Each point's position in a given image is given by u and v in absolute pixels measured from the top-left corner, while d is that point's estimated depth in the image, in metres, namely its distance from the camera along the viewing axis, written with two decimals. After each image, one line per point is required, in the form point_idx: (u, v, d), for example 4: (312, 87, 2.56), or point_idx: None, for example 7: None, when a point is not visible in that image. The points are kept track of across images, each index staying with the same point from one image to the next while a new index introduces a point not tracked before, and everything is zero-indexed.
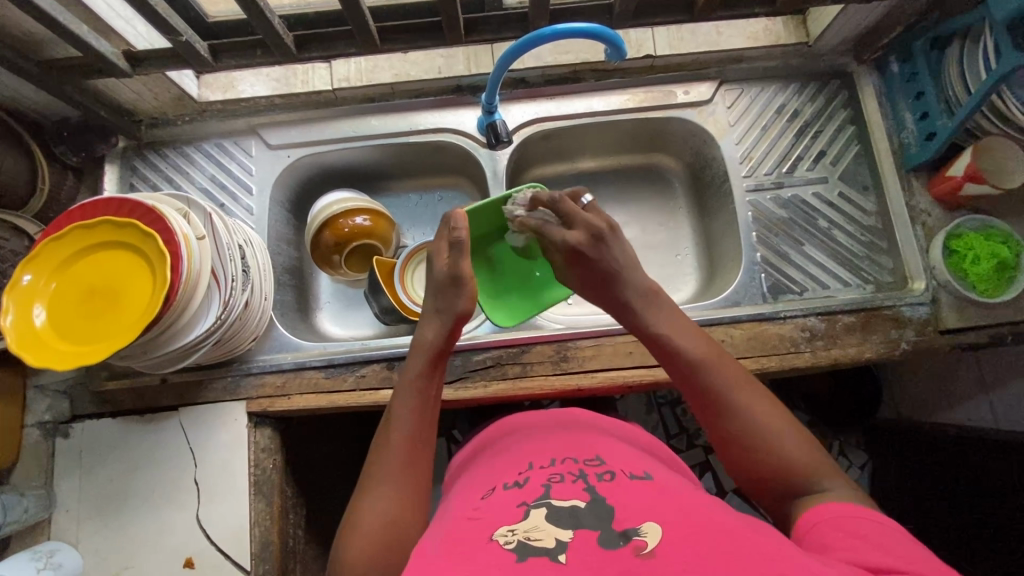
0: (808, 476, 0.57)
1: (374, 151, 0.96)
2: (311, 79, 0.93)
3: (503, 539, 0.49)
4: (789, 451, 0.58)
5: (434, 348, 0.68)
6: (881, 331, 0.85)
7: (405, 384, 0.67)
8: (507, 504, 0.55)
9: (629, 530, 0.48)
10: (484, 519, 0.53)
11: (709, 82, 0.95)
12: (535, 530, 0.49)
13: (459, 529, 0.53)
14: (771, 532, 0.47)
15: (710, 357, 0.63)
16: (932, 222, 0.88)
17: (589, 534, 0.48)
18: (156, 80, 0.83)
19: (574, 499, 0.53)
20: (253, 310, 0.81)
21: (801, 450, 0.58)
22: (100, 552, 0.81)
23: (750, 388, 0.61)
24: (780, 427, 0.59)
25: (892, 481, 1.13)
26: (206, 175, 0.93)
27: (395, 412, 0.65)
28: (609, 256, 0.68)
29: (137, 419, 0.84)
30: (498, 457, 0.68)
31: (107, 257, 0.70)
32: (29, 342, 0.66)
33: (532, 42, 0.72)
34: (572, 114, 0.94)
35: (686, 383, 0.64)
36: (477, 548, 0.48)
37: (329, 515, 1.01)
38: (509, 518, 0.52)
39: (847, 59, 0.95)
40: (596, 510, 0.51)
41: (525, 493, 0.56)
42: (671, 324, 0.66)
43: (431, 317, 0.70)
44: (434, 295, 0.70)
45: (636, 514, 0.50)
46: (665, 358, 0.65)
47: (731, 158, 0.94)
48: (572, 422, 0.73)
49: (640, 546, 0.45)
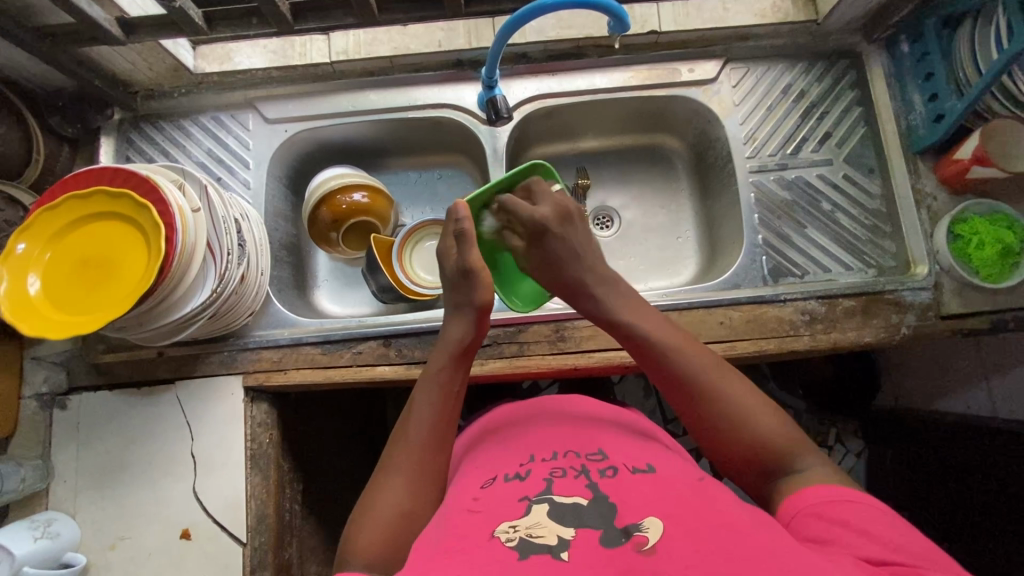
0: (792, 454, 0.56)
1: (373, 127, 0.95)
2: (308, 52, 0.91)
3: (504, 536, 0.49)
4: (767, 427, 0.57)
5: (461, 344, 0.68)
6: (882, 316, 0.84)
7: (431, 377, 0.67)
8: (507, 498, 0.55)
9: (630, 527, 0.48)
10: (485, 514, 0.53)
11: (714, 60, 0.93)
12: (537, 527, 0.49)
13: (459, 522, 0.52)
14: (773, 527, 0.47)
15: (682, 345, 0.62)
16: (938, 206, 0.87)
17: (593, 533, 0.48)
18: (151, 50, 0.82)
19: (577, 496, 0.53)
20: (249, 284, 0.81)
21: (782, 429, 0.57)
22: (97, 523, 0.81)
23: (722, 370, 0.60)
24: (760, 408, 0.58)
25: (889, 469, 1.13)
26: (202, 148, 0.92)
27: (416, 404, 0.65)
28: (571, 236, 0.68)
29: (134, 392, 0.84)
30: (499, 446, 0.68)
31: (103, 228, 0.70)
32: (22, 311, 0.66)
33: (533, 12, 0.71)
34: (574, 91, 0.93)
35: (660, 374, 0.62)
36: (478, 543, 0.48)
37: (326, 492, 1.02)
38: (511, 513, 0.52)
39: (857, 38, 0.93)
40: (600, 506, 0.51)
41: (526, 486, 0.56)
42: (633, 313, 0.65)
43: (459, 314, 0.69)
44: (455, 291, 0.70)
45: (639, 510, 0.49)
46: (635, 349, 0.64)
47: (735, 138, 0.92)
48: (570, 411, 0.72)
49: (641, 542, 0.45)
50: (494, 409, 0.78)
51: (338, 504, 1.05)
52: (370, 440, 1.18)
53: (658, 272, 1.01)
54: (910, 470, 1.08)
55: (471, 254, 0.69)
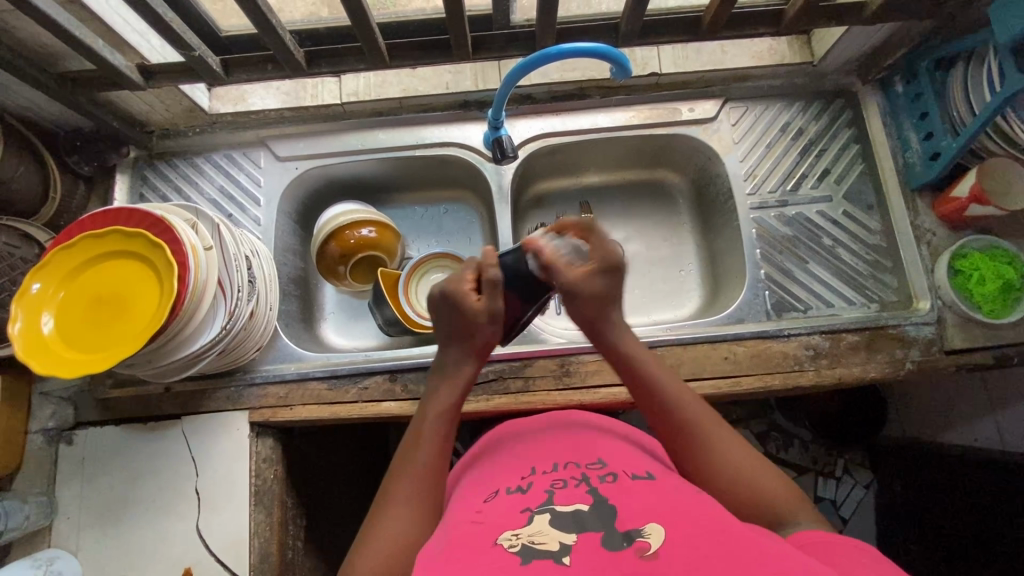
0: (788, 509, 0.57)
1: (381, 164, 0.97)
2: (320, 94, 0.94)
3: (507, 543, 0.47)
4: (763, 485, 0.58)
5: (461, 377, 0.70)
6: (887, 351, 0.84)
7: (433, 410, 0.67)
8: (509, 509, 0.53)
9: (632, 532, 0.46)
10: (488, 522, 0.52)
11: (714, 99, 0.95)
12: (539, 534, 0.48)
13: (461, 531, 0.51)
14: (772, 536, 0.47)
15: (686, 392, 0.65)
16: (937, 242, 0.88)
17: (594, 536, 0.47)
18: (169, 93, 0.85)
19: (578, 503, 0.52)
20: (258, 319, 0.82)
21: (776, 482, 0.59)
22: (99, 561, 0.81)
23: (719, 427, 0.63)
24: (753, 460, 0.61)
25: (900, 503, 1.12)
26: (215, 185, 0.94)
27: (420, 440, 0.65)
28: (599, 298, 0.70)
29: (140, 427, 0.84)
30: (500, 460, 0.66)
31: (118, 266, 0.71)
32: (36, 350, 0.67)
33: (538, 61, 0.73)
34: (577, 130, 0.95)
35: (660, 411, 0.64)
36: (479, 551, 0.47)
37: (329, 527, 1.01)
38: (512, 522, 0.51)
39: (852, 79, 0.96)
40: (600, 513, 0.50)
41: (528, 498, 0.54)
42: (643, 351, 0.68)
43: (467, 353, 0.70)
44: (458, 333, 0.70)
45: (640, 515, 0.49)
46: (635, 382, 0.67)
47: (735, 175, 0.94)
48: (568, 421, 0.71)
49: (643, 547, 0.44)
50: (499, 427, 0.75)
51: (340, 539, 1.04)
52: (374, 473, 1.17)
53: (662, 304, 1.02)
54: (920, 505, 1.07)
55: (496, 300, 0.69)
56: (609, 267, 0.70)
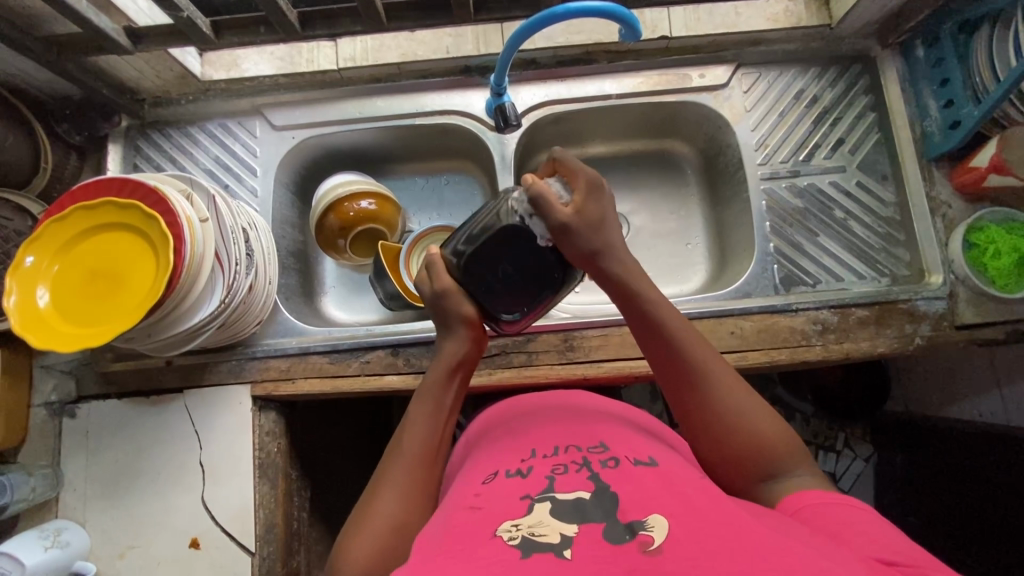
0: (786, 462, 0.55)
1: (380, 133, 0.94)
2: (316, 58, 0.90)
3: (507, 534, 0.46)
4: (772, 438, 0.56)
5: (456, 359, 0.65)
6: (896, 326, 0.83)
7: (427, 391, 0.65)
8: (509, 496, 0.52)
9: (635, 524, 0.46)
10: (487, 510, 0.51)
11: (725, 65, 0.92)
12: (540, 526, 0.47)
13: (460, 519, 0.50)
14: (777, 524, 0.46)
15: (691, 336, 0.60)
16: (953, 214, 0.86)
17: (596, 529, 0.46)
18: (158, 58, 0.81)
19: (578, 491, 0.51)
20: (257, 292, 0.80)
21: (779, 432, 0.56)
22: (106, 532, 0.82)
23: (730, 374, 0.59)
24: (759, 410, 0.57)
25: (901, 476, 1.12)
26: (210, 155, 0.92)
27: (409, 419, 0.63)
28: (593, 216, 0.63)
29: (142, 401, 0.84)
30: (498, 445, 0.65)
31: (109, 239, 0.69)
32: (32, 324, 0.66)
33: (544, 21, 0.70)
34: (583, 97, 0.92)
35: (663, 359, 0.61)
36: (479, 544, 0.46)
37: (333, 498, 1.02)
38: (513, 511, 0.50)
39: (871, 43, 0.92)
40: (602, 502, 0.49)
41: (528, 485, 0.54)
42: (652, 294, 0.63)
43: (453, 329, 0.65)
44: (443, 323, 0.66)
45: (642, 506, 0.48)
46: (642, 330, 0.62)
47: (746, 144, 0.91)
48: (567, 404, 0.70)
49: (646, 542, 0.43)
50: (501, 406, 0.74)
51: (343, 508, 1.05)
52: (376, 445, 1.18)
53: (667, 279, 1.00)
54: (921, 477, 1.07)
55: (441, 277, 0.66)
56: (593, 186, 0.64)
